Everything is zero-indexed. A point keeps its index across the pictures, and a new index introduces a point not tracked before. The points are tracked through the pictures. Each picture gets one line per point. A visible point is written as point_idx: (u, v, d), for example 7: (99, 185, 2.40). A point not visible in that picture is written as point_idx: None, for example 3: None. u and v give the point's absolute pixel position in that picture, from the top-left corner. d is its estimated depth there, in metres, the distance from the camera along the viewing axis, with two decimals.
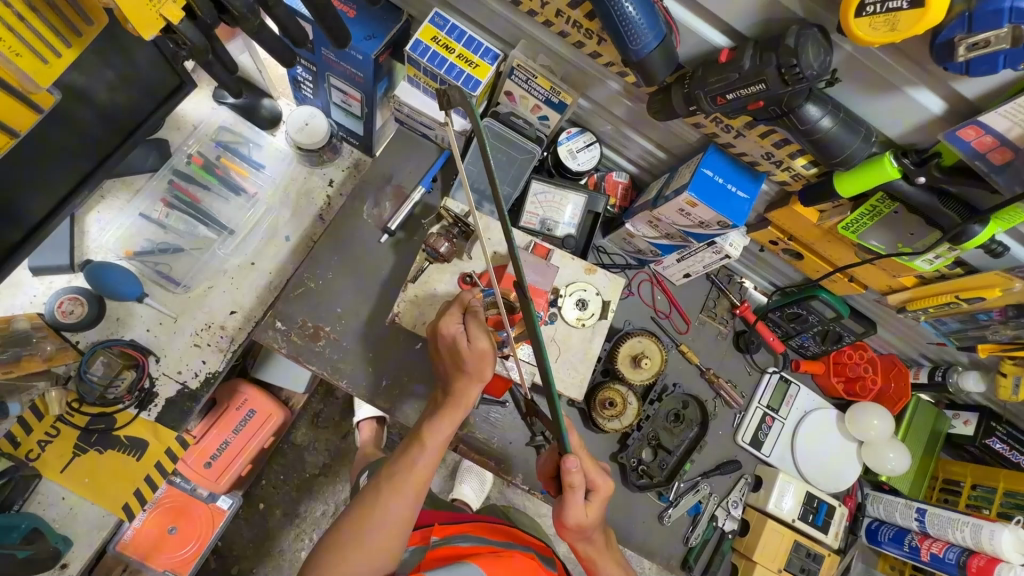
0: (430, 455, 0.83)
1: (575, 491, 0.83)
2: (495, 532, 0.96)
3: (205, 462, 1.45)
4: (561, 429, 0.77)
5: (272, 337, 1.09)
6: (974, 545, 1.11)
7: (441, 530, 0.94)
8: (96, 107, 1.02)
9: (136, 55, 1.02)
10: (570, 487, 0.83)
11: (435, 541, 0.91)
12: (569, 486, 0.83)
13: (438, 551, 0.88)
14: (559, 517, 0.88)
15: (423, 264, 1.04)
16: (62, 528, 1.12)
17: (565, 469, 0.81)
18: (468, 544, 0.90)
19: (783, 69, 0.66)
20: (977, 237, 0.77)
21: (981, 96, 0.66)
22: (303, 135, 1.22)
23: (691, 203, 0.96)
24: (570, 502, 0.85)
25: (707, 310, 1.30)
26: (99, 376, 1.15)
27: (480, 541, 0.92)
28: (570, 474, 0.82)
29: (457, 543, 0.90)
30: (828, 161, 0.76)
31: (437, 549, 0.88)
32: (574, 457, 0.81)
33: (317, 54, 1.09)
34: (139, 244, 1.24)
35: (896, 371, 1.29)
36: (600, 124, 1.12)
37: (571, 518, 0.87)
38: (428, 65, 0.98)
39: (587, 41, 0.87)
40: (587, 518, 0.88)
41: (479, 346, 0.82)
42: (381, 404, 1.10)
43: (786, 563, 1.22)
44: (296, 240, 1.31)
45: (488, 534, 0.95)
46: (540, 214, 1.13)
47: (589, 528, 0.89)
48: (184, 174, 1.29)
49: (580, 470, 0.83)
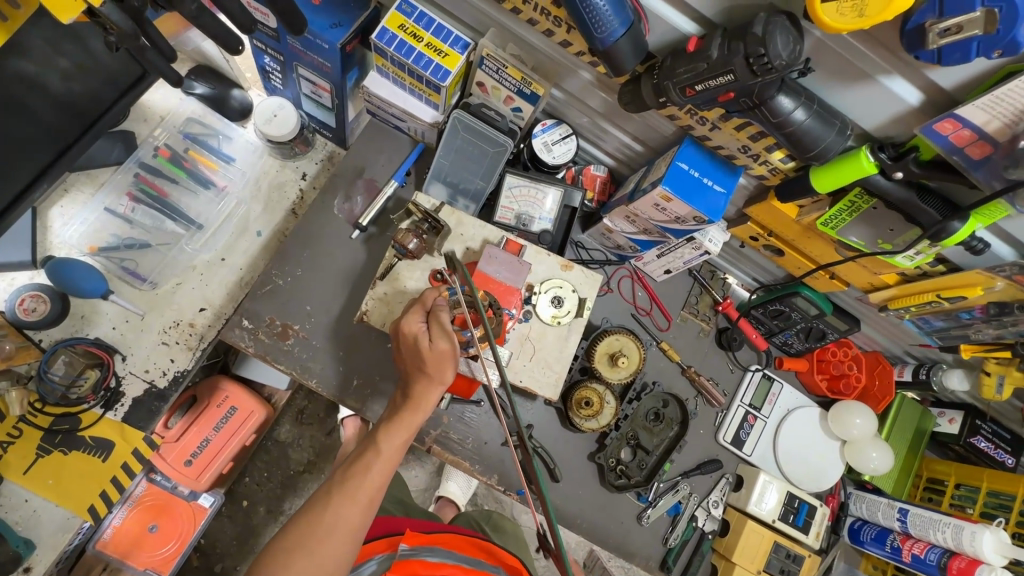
0: (385, 463, 0.81)
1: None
2: (469, 549, 0.94)
3: (184, 461, 1.41)
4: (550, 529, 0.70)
5: (239, 335, 1.06)
6: (955, 547, 1.09)
7: (411, 538, 0.91)
8: (48, 98, 0.98)
9: (90, 44, 0.98)
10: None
11: (404, 551, 0.88)
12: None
13: (402, 565, 0.86)
14: None
15: (392, 261, 1.01)
16: (26, 531, 1.09)
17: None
18: (436, 560, 0.88)
19: (751, 58, 0.63)
20: (957, 234, 0.74)
21: (958, 87, 0.63)
22: (272, 127, 1.18)
23: (666, 198, 0.92)
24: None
25: (689, 307, 1.28)
26: (61, 376, 1.11)
27: (449, 557, 0.90)
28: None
29: (425, 559, 0.87)
30: (803, 156, 0.73)
31: (402, 563, 0.87)
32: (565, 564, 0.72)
33: (283, 42, 1.05)
34: (105, 239, 1.21)
35: (882, 368, 1.25)
36: (577, 116, 1.09)
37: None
38: (395, 54, 0.94)
39: (556, 30, 0.84)
40: None
41: (440, 347, 0.81)
42: (352, 404, 1.08)
43: (766, 565, 1.20)
44: (268, 235, 1.28)
45: (460, 550, 0.93)
46: (515, 209, 1.10)
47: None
48: (151, 167, 1.25)
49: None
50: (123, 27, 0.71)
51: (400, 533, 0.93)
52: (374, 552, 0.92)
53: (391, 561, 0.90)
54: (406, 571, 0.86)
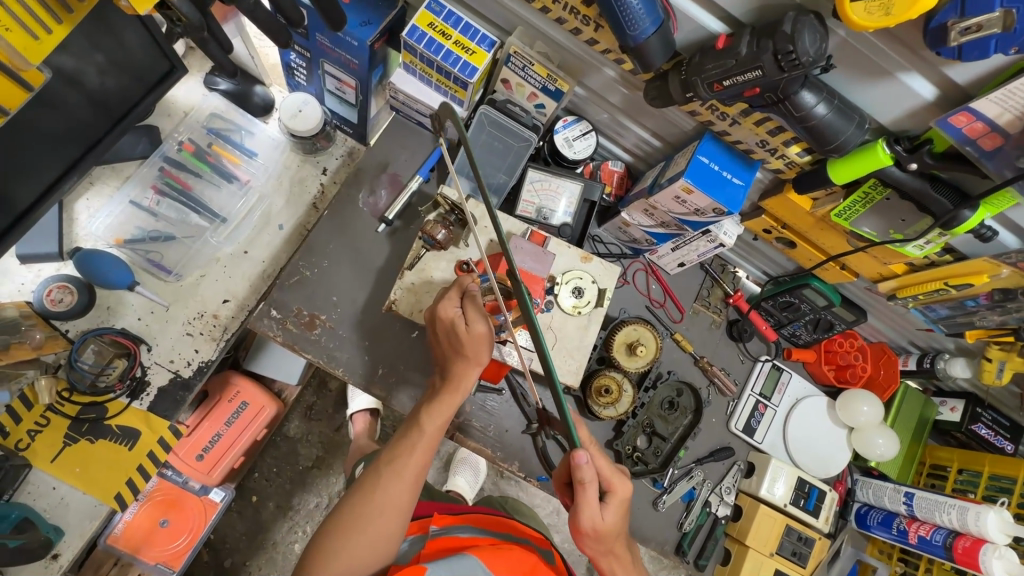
0: (427, 442, 0.84)
1: (586, 488, 0.81)
2: (494, 524, 0.97)
3: (195, 455, 1.44)
4: (569, 427, 0.74)
5: (267, 324, 1.09)
6: (960, 527, 1.13)
7: (441, 520, 0.95)
8: (84, 91, 1.01)
9: (126, 38, 1.01)
10: (582, 483, 0.81)
11: (436, 530, 0.92)
12: (580, 483, 0.81)
13: (436, 541, 0.88)
14: (574, 523, 0.84)
15: (420, 251, 1.04)
16: (53, 518, 1.10)
17: (576, 465, 0.79)
18: (467, 535, 0.91)
19: (779, 54, 0.67)
20: (967, 222, 0.78)
21: (971, 82, 0.67)
22: (297, 122, 1.21)
23: (687, 190, 0.96)
24: (582, 501, 0.82)
25: (701, 299, 1.31)
26: (90, 365, 1.14)
27: (478, 532, 0.92)
28: (581, 470, 0.79)
29: (456, 534, 0.90)
30: (822, 148, 0.77)
31: (434, 541, 0.88)
32: (584, 452, 0.78)
33: (312, 39, 1.08)
34: (130, 232, 1.23)
35: (886, 359, 1.31)
36: (597, 112, 1.13)
37: (586, 524, 0.83)
38: (424, 51, 0.98)
39: (584, 28, 0.87)
40: (604, 523, 0.84)
41: (478, 330, 0.83)
42: (375, 392, 1.10)
43: (778, 548, 1.24)
44: (290, 229, 1.30)
45: (484, 524, 0.96)
46: (536, 202, 1.13)
47: (610, 535, 0.85)
48: (176, 161, 1.27)
49: (590, 467, 0.80)
50: (193, 20, 0.74)
51: (430, 516, 0.98)
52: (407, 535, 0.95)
53: (424, 540, 0.92)
54: (441, 544, 0.88)
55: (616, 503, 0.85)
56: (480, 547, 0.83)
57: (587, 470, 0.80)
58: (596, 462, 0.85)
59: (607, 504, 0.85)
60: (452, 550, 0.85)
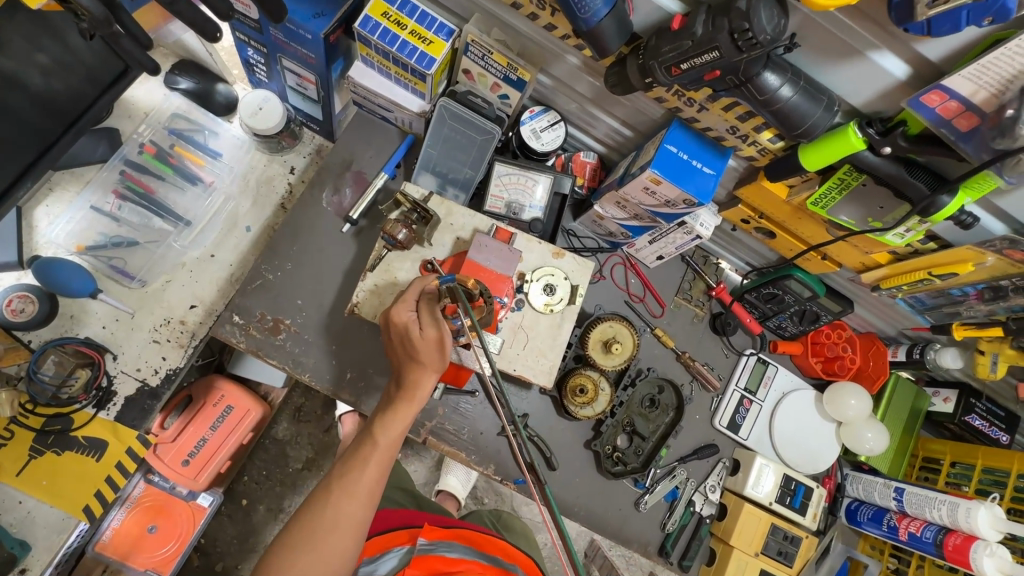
0: (381, 455, 0.81)
1: None
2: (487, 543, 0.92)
3: (182, 461, 1.40)
4: None
5: (230, 330, 1.05)
6: (951, 524, 1.10)
7: (429, 532, 0.91)
8: (27, 94, 0.97)
9: (69, 38, 0.97)
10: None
11: (423, 545, 0.89)
12: None
13: (420, 561, 0.87)
14: None
15: (382, 252, 1.00)
16: (18, 532, 1.08)
17: None
18: (454, 556, 0.88)
19: (736, 33, 0.62)
20: (946, 208, 0.74)
21: (946, 59, 0.62)
22: (257, 121, 1.17)
23: (655, 181, 0.92)
24: None
25: (682, 293, 1.27)
26: (51, 376, 1.12)
27: (467, 553, 0.90)
28: None
29: (443, 554, 0.88)
30: (789, 133, 0.73)
31: (421, 560, 0.87)
32: None
33: (266, 34, 1.04)
34: (92, 238, 1.19)
35: (875, 349, 1.26)
36: (565, 102, 1.08)
37: None
38: (379, 42, 0.93)
39: (540, 13, 0.82)
40: None
41: (430, 335, 0.81)
42: (345, 397, 1.07)
43: (762, 548, 1.20)
44: (257, 231, 1.27)
45: (475, 544, 0.92)
46: (505, 197, 1.09)
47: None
48: (137, 164, 1.23)
49: None
50: (95, 13, 0.68)
51: (420, 526, 0.93)
52: (394, 544, 0.92)
53: (410, 555, 0.90)
54: (425, 567, 0.87)
55: None
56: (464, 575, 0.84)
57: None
58: None
59: None
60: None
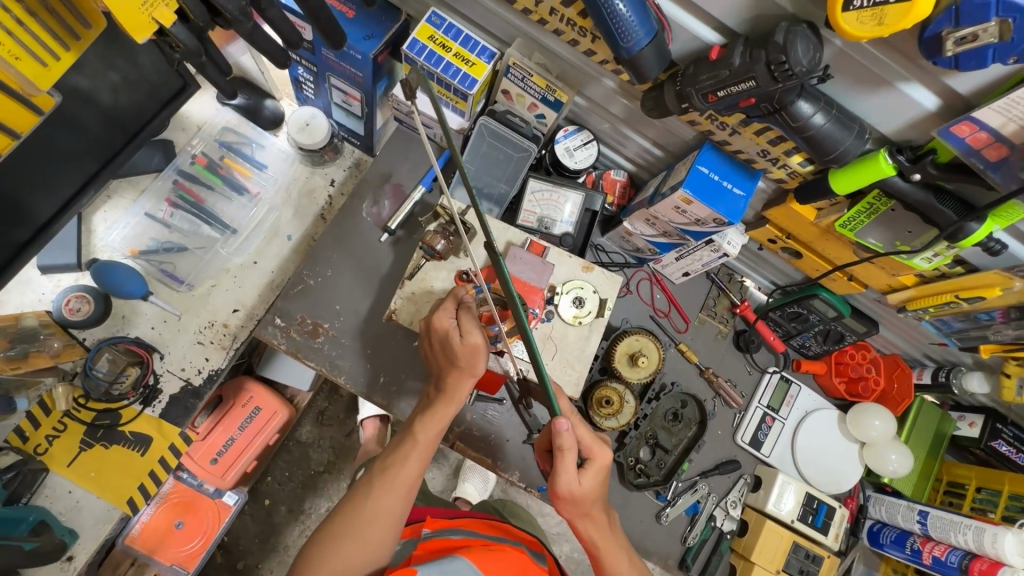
0: (420, 453, 0.85)
1: (565, 454, 0.82)
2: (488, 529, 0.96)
3: (210, 459, 1.45)
4: (549, 395, 0.77)
5: (272, 333, 1.11)
6: (977, 549, 1.10)
7: (433, 523, 0.94)
8: (100, 109, 1.04)
9: (139, 58, 1.04)
10: (561, 450, 0.82)
11: (426, 534, 0.91)
12: (560, 450, 0.82)
13: (427, 543, 0.87)
14: (552, 487, 0.85)
15: (420, 262, 1.05)
16: (68, 521, 1.14)
17: (557, 431, 0.82)
18: (458, 536, 0.90)
19: (772, 65, 0.66)
20: (974, 235, 0.76)
21: (975, 92, 0.65)
22: (304, 135, 1.23)
23: (686, 201, 0.95)
24: (560, 468, 0.83)
25: (706, 309, 1.30)
26: (104, 373, 1.17)
27: (470, 534, 0.91)
28: (560, 436, 0.82)
29: (448, 536, 0.89)
30: (821, 158, 0.76)
31: (427, 542, 0.88)
32: (564, 418, 0.81)
33: (318, 54, 1.10)
34: (145, 243, 1.26)
35: (900, 372, 1.27)
36: (599, 122, 1.13)
37: (563, 488, 0.84)
38: (425, 64, 0.99)
39: (581, 40, 0.87)
40: (582, 487, 0.85)
41: (472, 341, 0.85)
42: (378, 400, 1.12)
43: (784, 565, 1.21)
44: (297, 239, 1.33)
45: (478, 528, 0.95)
46: (538, 212, 1.14)
47: (586, 500, 0.86)
48: (189, 174, 1.30)
49: (570, 433, 0.82)
50: (189, 45, 0.74)
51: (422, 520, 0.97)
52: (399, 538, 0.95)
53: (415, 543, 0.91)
54: (433, 546, 0.87)
55: (595, 469, 0.86)
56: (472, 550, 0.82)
57: (566, 436, 0.81)
58: (576, 432, 0.86)
59: (588, 472, 0.86)
60: (442, 551, 0.84)
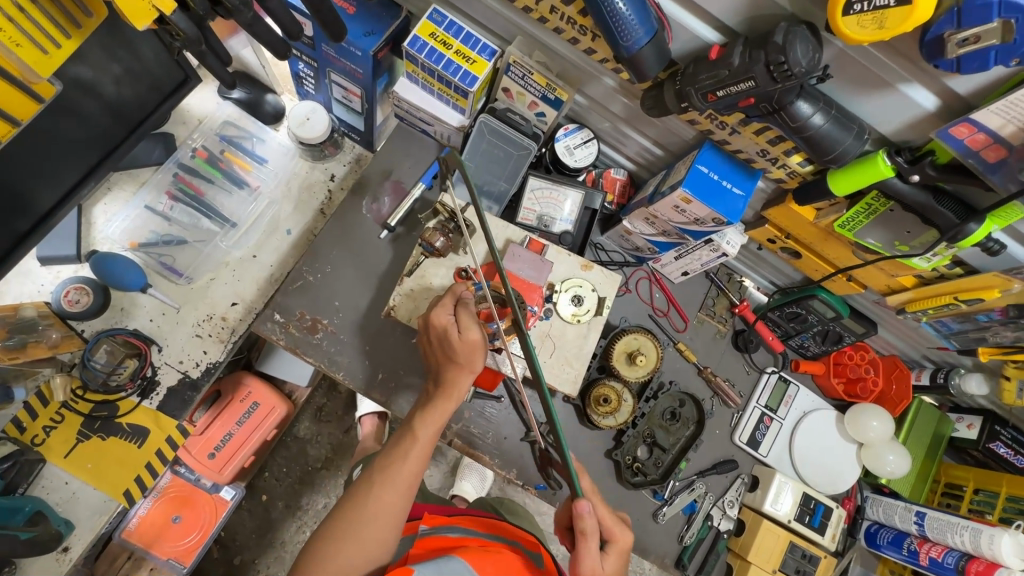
0: (421, 450, 0.85)
1: (588, 539, 0.78)
2: (485, 527, 0.96)
3: (208, 453, 1.46)
4: (572, 475, 0.74)
5: (270, 328, 1.11)
6: (974, 550, 1.10)
7: (430, 520, 0.95)
8: (101, 101, 1.04)
9: (141, 51, 1.04)
10: (583, 533, 0.78)
11: (424, 530, 0.92)
12: (582, 533, 0.78)
13: (425, 542, 0.87)
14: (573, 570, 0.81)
15: (419, 258, 1.05)
16: (64, 512, 1.14)
17: (578, 514, 0.78)
18: (456, 536, 0.90)
19: (771, 65, 0.66)
20: (973, 236, 0.76)
21: (975, 92, 0.65)
22: (304, 130, 1.23)
23: (685, 200, 0.95)
24: (582, 550, 0.79)
25: (705, 309, 1.30)
26: (102, 364, 1.18)
27: (467, 532, 0.92)
28: (583, 519, 0.78)
29: (445, 535, 0.89)
30: (820, 158, 0.76)
31: (424, 541, 0.88)
32: (586, 501, 0.78)
33: (318, 49, 1.10)
34: (144, 236, 1.27)
35: (899, 373, 1.26)
36: (598, 121, 1.13)
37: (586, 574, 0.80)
38: (425, 60, 0.99)
39: (582, 37, 0.87)
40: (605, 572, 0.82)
41: (470, 338, 0.85)
42: (375, 396, 1.12)
43: (780, 565, 1.21)
44: (297, 234, 1.33)
45: (476, 527, 0.95)
46: (537, 209, 1.14)
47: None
48: (189, 168, 1.31)
49: (592, 516, 0.78)
50: (188, 34, 0.74)
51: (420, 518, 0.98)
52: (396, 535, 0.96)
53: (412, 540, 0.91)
54: (429, 545, 0.87)
55: (616, 553, 0.84)
56: (468, 550, 0.83)
57: (588, 520, 0.78)
58: (597, 512, 0.84)
59: (608, 554, 0.85)
60: (439, 551, 0.85)
